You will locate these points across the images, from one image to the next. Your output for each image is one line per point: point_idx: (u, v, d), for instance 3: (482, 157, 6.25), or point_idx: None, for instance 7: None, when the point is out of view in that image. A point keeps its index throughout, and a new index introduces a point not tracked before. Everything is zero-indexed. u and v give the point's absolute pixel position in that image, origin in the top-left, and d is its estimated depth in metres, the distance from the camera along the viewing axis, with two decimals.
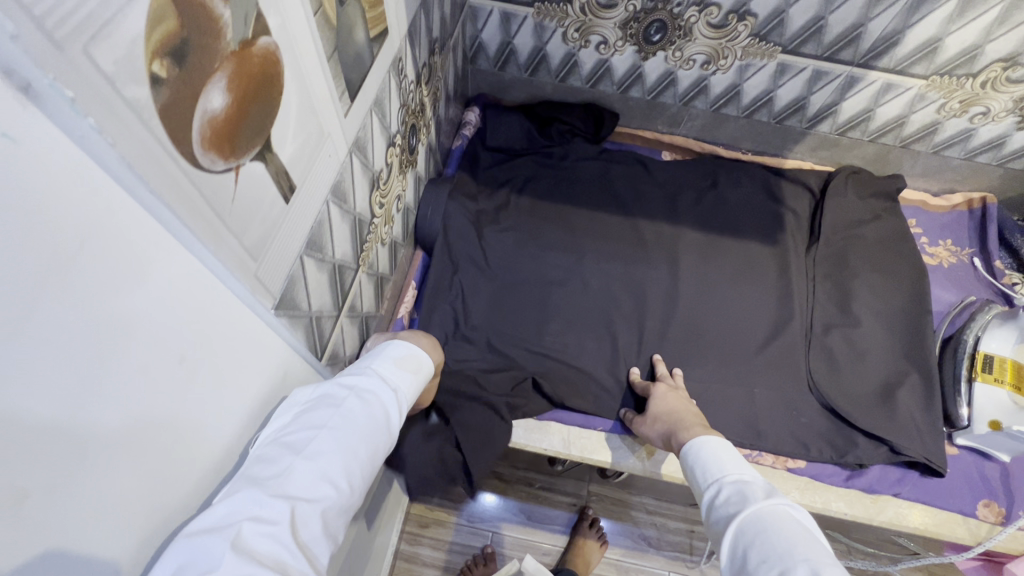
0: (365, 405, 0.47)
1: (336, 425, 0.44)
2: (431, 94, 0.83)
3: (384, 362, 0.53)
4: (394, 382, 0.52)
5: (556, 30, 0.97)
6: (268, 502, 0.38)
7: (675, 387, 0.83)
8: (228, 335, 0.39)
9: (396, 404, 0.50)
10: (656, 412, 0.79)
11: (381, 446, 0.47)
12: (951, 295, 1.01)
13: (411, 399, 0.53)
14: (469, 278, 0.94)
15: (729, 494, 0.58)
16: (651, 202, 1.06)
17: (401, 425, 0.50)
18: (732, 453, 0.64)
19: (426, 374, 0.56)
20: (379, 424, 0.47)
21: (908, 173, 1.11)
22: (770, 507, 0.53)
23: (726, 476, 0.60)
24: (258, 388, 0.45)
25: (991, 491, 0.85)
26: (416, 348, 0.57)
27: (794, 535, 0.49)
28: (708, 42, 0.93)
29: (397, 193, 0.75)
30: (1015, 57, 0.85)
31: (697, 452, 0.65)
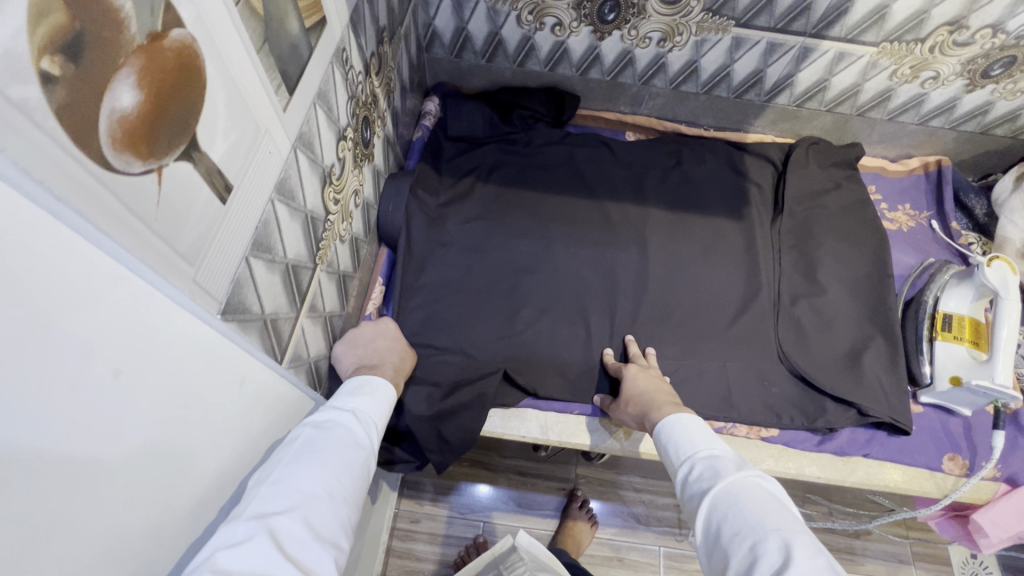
0: (323, 429, 0.52)
1: (297, 450, 0.49)
2: (384, 87, 0.81)
3: (341, 396, 0.58)
4: (352, 405, 0.57)
5: (510, 13, 0.95)
6: (241, 528, 0.41)
7: (647, 368, 0.84)
8: (169, 344, 0.37)
9: (357, 421, 0.55)
10: (629, 394, 0.79)
11: (353, 456, 0.51)
12: (911, 258, 1.03)
13: (374, 415, 0.58)
14: (438, 272, 0.93)
15: (701, 469, 0.58)
16: (618, 183, 1.06)
17: (368, 436, 0.54)
18: (703, 428, 0.64)
19: (386, 394, 0.61)
20: (342, 440, 0.52)
21: (866, 141, 1.13)
22: (741, 481, 0.54)
23: (698, 451, 0.60)
24: (215, 400, 0.44)
25: (955, 445, 0.88)
26: (369, 375, 0.63)
27: (764, 507, 0.50)
28: (663, 19, 0.92)
29: (354, 187, 0.74)
30: (960, 20, 0.86)
31: (669, 430, 0.65)
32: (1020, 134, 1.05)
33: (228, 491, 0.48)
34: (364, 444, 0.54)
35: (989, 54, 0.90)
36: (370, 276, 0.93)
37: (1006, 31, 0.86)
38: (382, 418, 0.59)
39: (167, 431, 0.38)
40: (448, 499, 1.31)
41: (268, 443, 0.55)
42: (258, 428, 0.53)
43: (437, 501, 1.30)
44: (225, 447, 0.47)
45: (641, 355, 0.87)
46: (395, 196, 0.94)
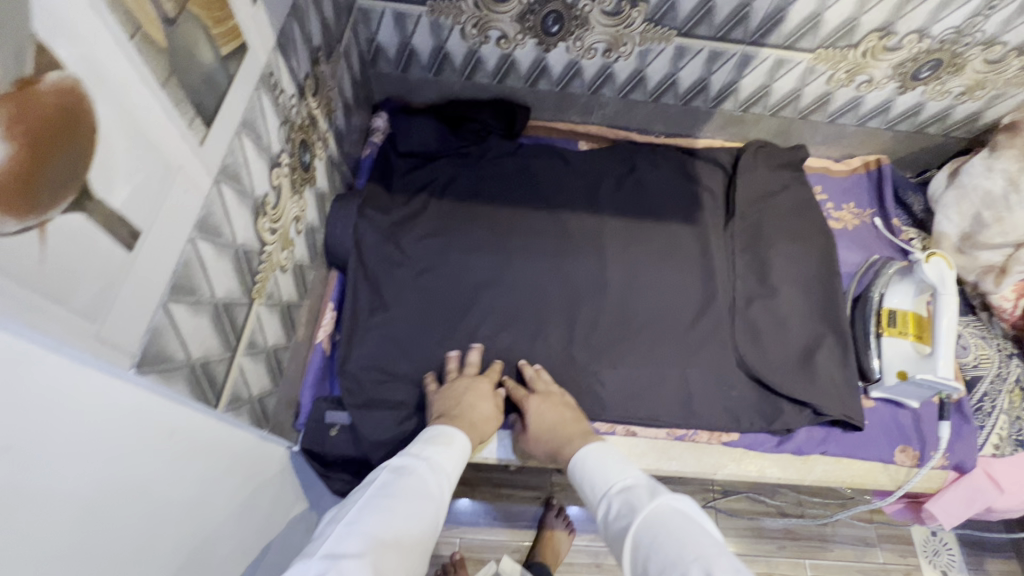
0: (399, 476, 0.62)
1: (375, 494, 0.59)
2: (323, 108, 0.78)
3: (417, 444, 0.69)
4: (427, 456, 0.67)
5: (453, 27, 0.94)
6: (316, 564, 0.50)
7: (549, 393, 0.84)
8: (75, 403, 0.35)
9: (428, 470, 0.65)
10: (537, 430, 0.81)
11: (421, 506, 0.60)
12: (857, 257, 1.06)
13: (446, 466, 0.67)
14: (392, 292, 0.90)
15: (618, 506, 0.59)
16: (573, 194, 1.06)
17: (437, 488, 0.64)
18: (616, 460, 0.66)
19: (458, 445, 0.71)
20: (412, 489, 0.61)
21: (810, 142, 1.16)
22: (653, 510, 0.55)
23: (612, 488, 0.62)
24: (132, 451, 0.41)
25: (905, 438, 0.90)
26: (443, 427, 0.73)
27: (680, 535, 0.51)
28: (606, 29, 0.92)
29: (294, 214, 0.71)
30: (888, 27, 0.89)
31: (584, 469, 0.67)
32: (951, 132, 1.10)
33: (149, 549, 0.46)
34: (433, 492, 0.63)
35: (917, 57, 0.94)
36: (321, 300, 0.87)
37: (931, 36, 0.90)
38: (453, 469, 0.68)
39: (61, 499, 0.35)
40: None
41: (200, 486, 0.52)
42: (191, 478, 0.50)
43: None
44: (141, 500, 0.44)
45: (536, 375, 0.86)
46: (342, 218, 0.91)
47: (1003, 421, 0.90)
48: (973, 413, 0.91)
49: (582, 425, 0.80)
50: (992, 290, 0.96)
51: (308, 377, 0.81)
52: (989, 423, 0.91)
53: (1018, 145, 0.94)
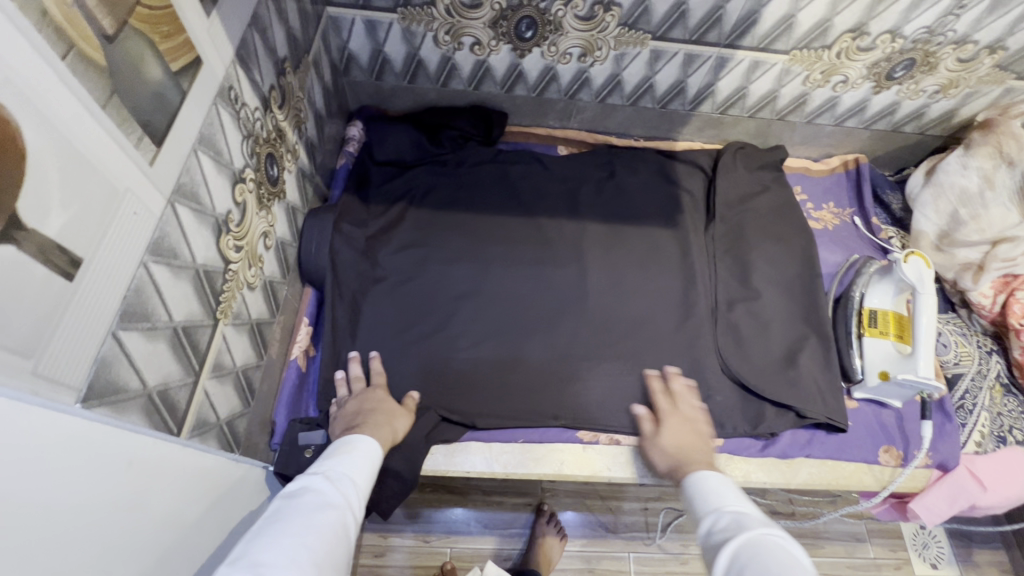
0: (293, 496, 0.55)
1: (263, 522, 0.51)
2: (291, 120, 0.77)
3: (315, 465, 0.62)
4: (323, 469, 0.59)
5: (425, 34, 0.92)
6: None
7: (676, 408, 0.82)
8: (33, 442, 0.33)
9: (327, 482, 0.57)
10: (663, 443, 0.78)
11: (320, 518, 0.53)
12: (838, 256, 1.06)
13: (349, 474, 0.60)
14: (369, 306, 0.89)
15: (727, 521, 0.58)
16: (552, 200, 1.05)
17: (341, 498, 0.56)
18: (734, 489, 0.64)
19: (362, 453, 0.64)
20: (311, 504, 0.54)
21: (789, 142, 1.16)
22: (763, 535, 0.54)
23: (725, 506, 0.60)
24: (100, 496, 0.39)
25: (889, 437, 0.90)
26: (344, 440, 0.66)
27: (785, 563, 0.49)
28: (581, 34, 0.91)
29: (262, 229, 0.69)
30: (860, 28, 0.89)
31: (699, 482, 0.66)
32: (927, 130, 1.10)
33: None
34: (338, 502, 0.56)
35: (891, 57, 0.94)
36: (295, 316, 0.85)
37: (904, 36, 0.90)
38: (359, 476, 0.61)
39: (37, 564, 0.33)
40: (411, 529, 1.25)
41: (181, 524, 0.50)
42: (170, 508, 0.48)
43: (400, 531, 1.25)
44: (123, 535, 0.42)
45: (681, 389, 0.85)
46: (317, 233, 0.89)
47: (984, 418, 0.91)
48: (956, 409, 0.91)
49: (711, 444, 0.76)
50: (971, 287, 0.96)
51: (282, 396, 0.78)
52: (970, 420, 0.91)
53: (991, 141, 0.95)
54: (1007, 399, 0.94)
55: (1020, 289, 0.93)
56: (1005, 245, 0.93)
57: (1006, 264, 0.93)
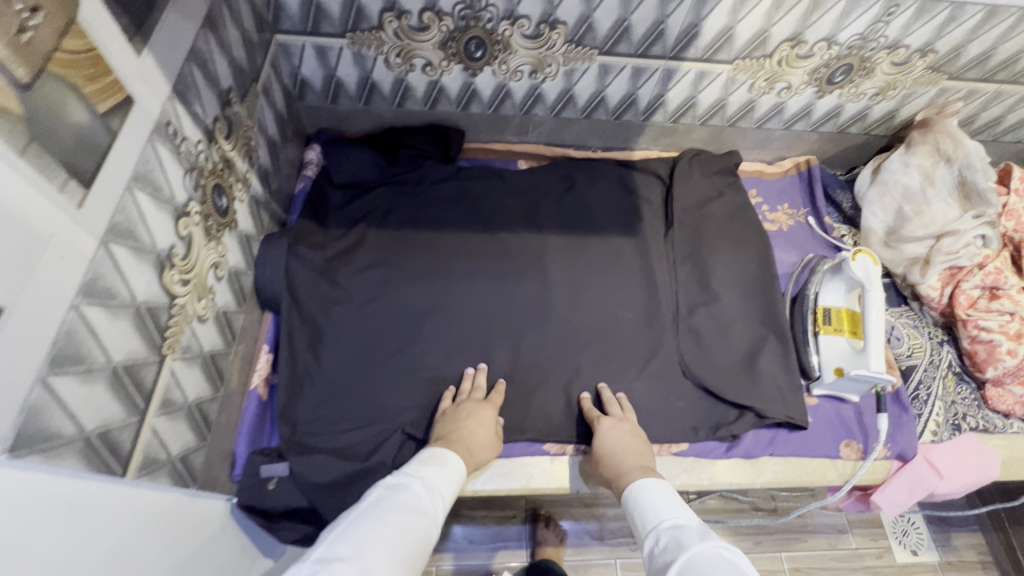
0: (396, 491, 0.64)
1: (368, 506, 0.62)
2: (241, 149, 0.76)
3: (414, 465, 0.71)
4: (421, 475, 0.69)
5: (376, 58, 0.93)
6: (308, 566, 0.53)
7: (623, 421, 0.84)
8: None
9: (423, 488, 0.66)
10: (600, 450, 0.81)
11: (414, 519, 0.61)
12: (793, 256, 1.08)
13: (440, 486, 0.68)
14: (332, 330, 0.88)
15: (666, 540, 0.61)
16: (513, 214, 1.07)
17: (431, 506, 0.65)
18: (671, 498, 0.69)
19: (452, 466, 0.73)
20: (407, 502, 0.63)
21: (742, 147, 1.18)
22: (700, 549, 0.57)
23: (662, 523, 0.64)
24: (30, 549, 0.39)
25: (849, 432, 0.92)
26: (439, 449, 0.75)
27: (722, 572, 0.53)
28: (530, 52, 0.93)
29: (212, 260, 0.69)
30: (797, 37, 0.92)
31: (639, 496, 0.70)
32: (872, 131, 1.14)
33: None
34: (426, 511, 0.64)
35: (829, 63, 0.97)
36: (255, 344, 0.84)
37: (839, 43, 0.93)
38: (445, 491, 0.69)
39: None
40: None
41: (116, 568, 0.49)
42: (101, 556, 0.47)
43: None
44: None
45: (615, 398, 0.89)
46: (273, 260, 0.85)
47: (939, 407, 0.94)
48: (911, 401, 0.94)
49: (645, 460, 0.79)
50: (919, 280, 0.98)
51: (242, 427, 0.77)
52: (926, 410, 0.94)
53: (929, 140, 1.00)
54: (960, 387, 0.98)
55: (965, 280, 0.97)
56: (948, 240, 0.96)
57: (950, 258, 0.96)
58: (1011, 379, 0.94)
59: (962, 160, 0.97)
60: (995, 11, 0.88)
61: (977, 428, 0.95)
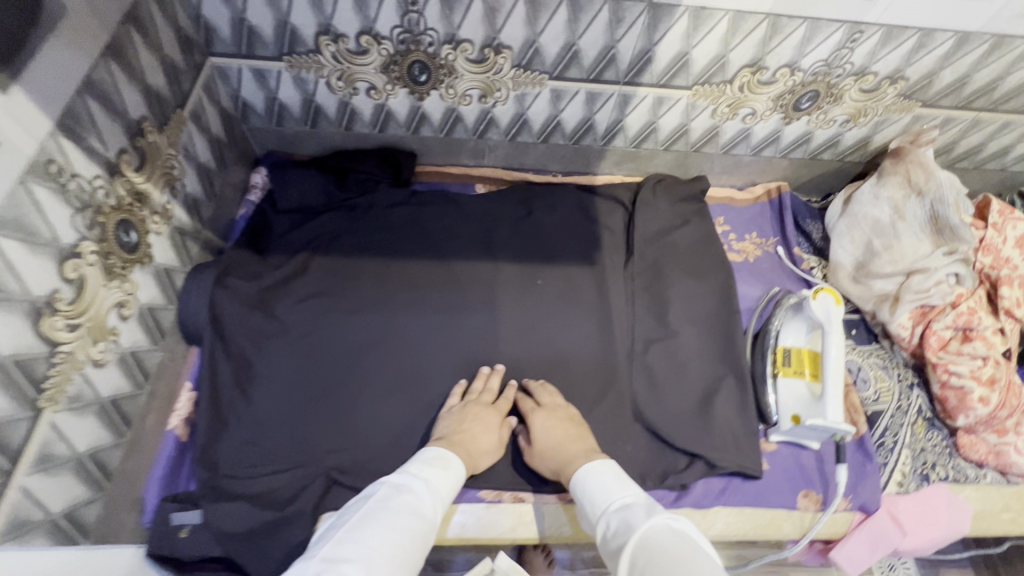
0: (396, 492, 0.64)
1: (370, 507, 0.62)
2: (158, 180, 0.73)
3: (415, 464, 0.70)
4: (422, 475, 0.68)
5: (317, 80, 0.89)
6: (312, 567, 0.53)
7: (552, 409, 0.82)
8: None
9: (424, 491, 0.66)
10: (542, 444, 0.79)
11: (415, 525, 0.61)
12: (758, 290, 1.04)
13: (442, 490, 0.68)
14: (264, 365, 0.85)
15: (616, 523, 0.61)
16: (466, 241, 1.02)
17: (432, 510, 0.65)
18: (614, 479, 0.68)
19: (454, 469, 0.72)
20: (408, 505, 0.63)
21: (710, 173, 1.14)
22: (651, 527, 0.58)
23: (612, 504, 0.64)
24: None
25: (809, 481, 0.87)
26: (441, 450, 0.73)
27: (677, 552, 0.54)
28: (477, 76, 0.89)
29: (117, 299, 0.65)
30: (758, 63, 0.87)
31: (585, 482, 0.69)
32: (846, 158, 1.09)
33: None
34: (428, 518, 0.64)
35: (794, 89, 0.93)
36: (178, 380, 0.80)
37: (802, 69, 0.88)
38: (447, 494, 0.69)
39: None
40: None
41: None
42: None
43: None
44: None
45: (539, 385, 0.87)
46: (195, 295, 0.82)
47: (906, 455, 0.89)
48: (876, 449, 0.89)
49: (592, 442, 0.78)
50: (889, 318, 0.93)
51: (155, 472, 0.74)
52: (891, 460, 0.89)
53: (900, 171, 0.95)
54: (931, 433, 0.92)
55: (936, 320, 0.91)
56: (917, 277, 0.91)
57: (920, 296, 0.91)
58: (984, 427, 0.89)
59: (933, 193, 0.92)
60: (967, 38, 0.83)
61: (948, 479, 0.89)
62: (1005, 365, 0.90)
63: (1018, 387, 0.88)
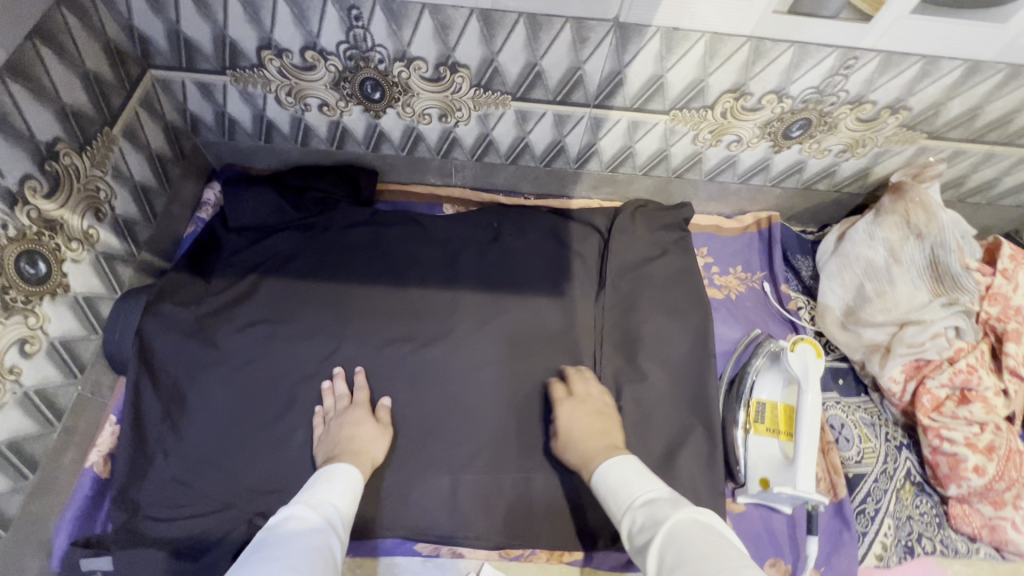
0: (286, 518, 0.59)
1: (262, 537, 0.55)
2: (80, 204, 0.69)
3: (298, 495, 0.65)
4: (307, 497, 0.63)
5: (266, 96, 0.84)
6: None
7: (584, 400, 0.79)
8: None
9: (315, 508, 0.61)
10: (569, 434, 0.75)
11: (313, 536, 0.56)
12: (737, 332, 0.96)
13: (331, 501, 0.63)
14: (198, 398, 0.80)
15: (641, 518, 0.57)
16: (428, 266, 0.94)
17: (329, 521, 0.60)
18: (637, 473, 0.64)
19: (341, 476, 0.68)
20: (300, 525, 0.57)
21: (695, 200, 1.06)
22: (676, 520, 0.54)
23: (635, 499, 0.60)
24: None
25: (777, 549, 0.80)
26: (324, 470, 0.69)
27: (708, 545, 0.50)
28: (435, 95, 0.83)
29: (21, 333, 0.62)
30: (741, 88, 0.79)
31: (607, 478, 0.65)
32: (844, 189, 1.00)
33: None
34: (319, 525, 0.58)
35: (783, 117, 0.84)
36: (102, 411, 0.78)
37: (791, 96, 0.80)
38: (340, 502, 0.64)
39: None
40: None
41: None
42: None
43: None
44: None
45: (576, 374, 0.83)
46: (125, 323, 0.78)
47: (887, 524, 0.80)
48: (855, 516, 0.81)
49: (613, 437, 0.74)
50: (878, 371, 0.86)
51: (69, 509, 0.72)
52: (871, 529, 0.80)
53: (899, 209, 0.86)
54: (919, 499, 0.84)
55: (931, 377, 0.82)
56: (911, 329, 0.83)
57: (913, 350, 0.83)
58: (978, 498, 0.80)
59: (934, 236, 0.83)
60: (977, 67, 0.74)
61: (934, 553, 0.81)
62: (1006, 431, 0.81)
63: (1019, 456, 0.80)
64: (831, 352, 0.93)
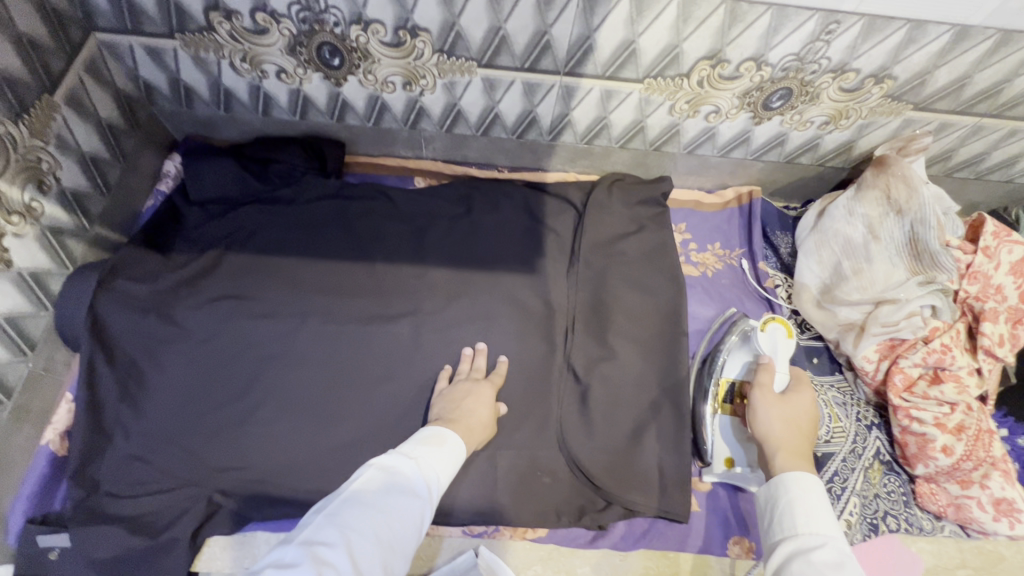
0: (388, 475, 0.58)
1: (357, 487, 0.56)
2: (19, 176, 0.68)
3: (409, 444, 0.63)
4: (419, 454, 0.61)
5: (219, 62, 0.80)
6: (293, 552, 0.48)
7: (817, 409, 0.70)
8: None
9: (420, 474, 0.59)
10: (789, 417, 0.67)
11: (407, 506, 0.55)
12: (712, 310, 0.94)
13: (436, 469, 0.61)
14: (158, 375, 0.76)
15: (826, 556, 0.50)
16: (396, 241, 0.89)
17: (428, 490, 0.58)
18: (826, 508, 0.55)
19: (452, 444, 0.64)
20: (398, 488, 0.57)
21: (674, 173, 1.02)
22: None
23: (817, 534, 0.53)
24: None
25: (743, 527, 0.85)
26: (438, 428, 0.66)
27: None
28: (397, 62, 0.78)
29: None
30: (717, 54, 0.75)
31: (796, 496, 0.56)
32: (827, 162, 0.97)
33: None
34: (423, 495, 0.57)
35: (762, 86, 0.80)
36: (59, 392, 0.80)
37: (770, 63, 0.76)
38: (447, 474, 0.62)
39: None
40: None
41: None
42: None
43: None
44: None
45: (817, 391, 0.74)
46: (75, 300, 0.76)
47: (854, 503, 0.80)
48: None
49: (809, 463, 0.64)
50: (852, 351, 0.85)
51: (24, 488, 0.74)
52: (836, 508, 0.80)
53: (879, 183, 0.83)
54: (886, 478, 0.83)
55: (905, 356, 0.81)
56: (886, 308, 0.81)
57: (888, 329, 0.81)
58: (946, 478, 0.80)
59: (914, 213, 0.80)
60: (966, 32, 0.70)
61: (898, 531, 0.81)
62: (978, 411, 0.80)
63: (988, 436, 0.79)
64: (806, 331, 0.92)
